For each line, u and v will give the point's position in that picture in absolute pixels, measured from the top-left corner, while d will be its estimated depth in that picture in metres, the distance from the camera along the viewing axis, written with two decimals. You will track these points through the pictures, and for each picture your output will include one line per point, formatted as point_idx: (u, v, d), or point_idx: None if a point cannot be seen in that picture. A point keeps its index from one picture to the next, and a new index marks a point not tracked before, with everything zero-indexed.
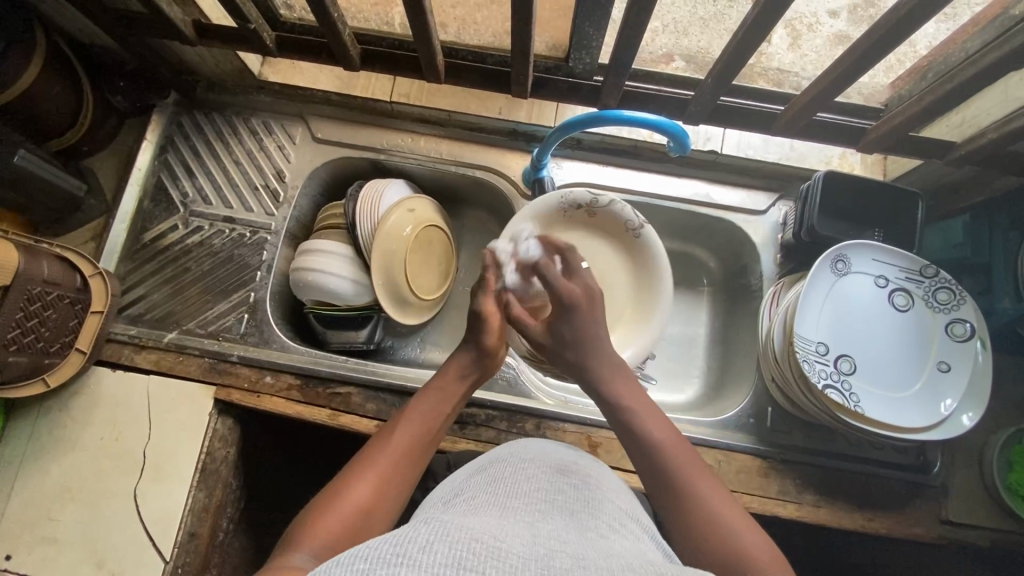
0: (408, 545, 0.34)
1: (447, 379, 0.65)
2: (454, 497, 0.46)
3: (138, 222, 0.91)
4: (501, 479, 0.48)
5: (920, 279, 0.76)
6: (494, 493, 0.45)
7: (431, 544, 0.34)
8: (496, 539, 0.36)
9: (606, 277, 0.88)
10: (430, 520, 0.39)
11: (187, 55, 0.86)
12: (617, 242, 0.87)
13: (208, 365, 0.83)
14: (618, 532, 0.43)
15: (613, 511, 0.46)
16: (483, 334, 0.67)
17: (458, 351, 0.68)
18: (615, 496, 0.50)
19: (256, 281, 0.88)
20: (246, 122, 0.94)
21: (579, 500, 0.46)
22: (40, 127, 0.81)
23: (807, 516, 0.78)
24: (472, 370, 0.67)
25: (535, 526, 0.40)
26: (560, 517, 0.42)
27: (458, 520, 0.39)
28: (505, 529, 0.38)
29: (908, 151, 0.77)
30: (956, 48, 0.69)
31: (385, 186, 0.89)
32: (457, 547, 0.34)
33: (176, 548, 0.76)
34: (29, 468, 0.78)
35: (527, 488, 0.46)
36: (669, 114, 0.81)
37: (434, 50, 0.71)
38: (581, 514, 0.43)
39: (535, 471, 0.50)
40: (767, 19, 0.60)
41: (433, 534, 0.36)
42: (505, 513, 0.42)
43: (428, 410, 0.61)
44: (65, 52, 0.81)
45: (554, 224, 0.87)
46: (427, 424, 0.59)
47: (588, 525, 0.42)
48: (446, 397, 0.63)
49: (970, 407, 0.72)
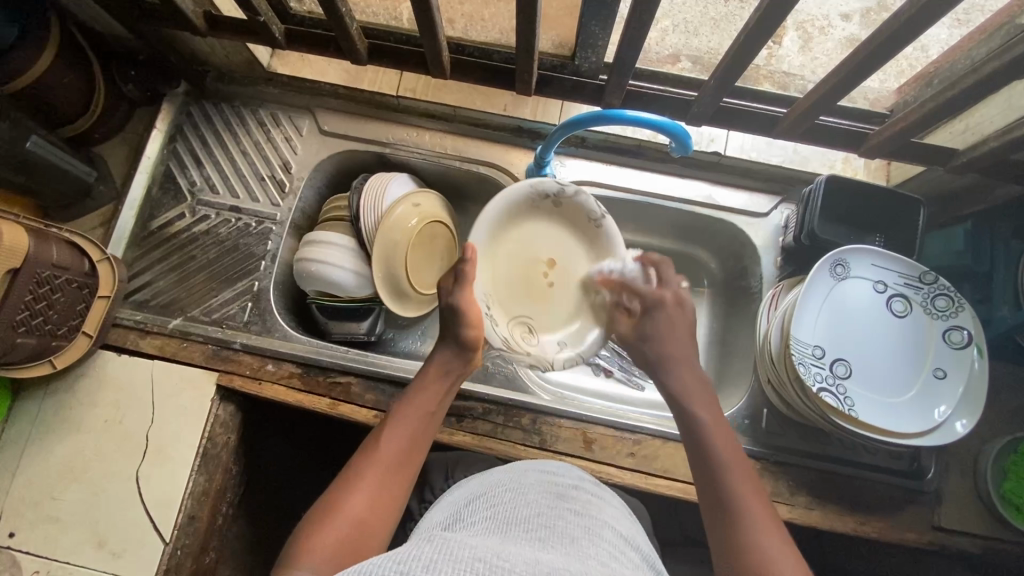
0: (413, 563, 0.37)
1: (427, 380, 0.69)
2: (461, 523, 0.49)
3: (146, 209, 0.92)
4: (505, 506, 0.50)
5: (919, 285, 0.76)
6: (495, 520, 0.48)
7: (436, 562, 0.37)
8: (498, 560, 0.39)
9: (569, 263, 0.80)
10: (435, 540, 0.42)
11: (197, 45, 0.87)
12: (576, 228, 0.80)
13: (211, 352, 0.84)
14: (617, 559, 0.45)
15: (613, 537, 0.48)
16: (460, 328, 0.71)
17: (435, 351, 0.72)
18: (614, 522, 0.51)
19: (261, 270, 0.90)
20: (254, 113, 0.95)
21: (579, 525, 0.48)
22: (52, 113, 0.82)
23: (799, 518, 0.78)
24: (451, 370, 0.71)
25: (536, 550, 0.42)
26: (559, 542, 0.44)
27: (463, 540, 0.42)
28: (506, 550, 0.41)
29: (910, 157, 0.77)
30: (961, 56, 0.69)
31: (389, 180, 0.90)
32: (460, 568, 0.37)
33: (176, 530, 0.77)
34: (34, 448, 0.80)
35: (529, 514, 0.48)
36: (673, 115, 0.82)
37: (440, 45, 0.72)
38: (581, 540, 0.45)
39: (536, 496, 0.52)
40: (771, 21, 0.60)
41: (438, 553, 0.39)
42: (507, 538, 0.44)
43: (412, 417, 0.65)
44: (79, 40, 0.82)
45: (520, 214, 0.79)
46: (411, 427, 0.64)
47: (586, 551, 0.44)
48: (428, 400, 0.67)
49: (964, 414, 0.73)
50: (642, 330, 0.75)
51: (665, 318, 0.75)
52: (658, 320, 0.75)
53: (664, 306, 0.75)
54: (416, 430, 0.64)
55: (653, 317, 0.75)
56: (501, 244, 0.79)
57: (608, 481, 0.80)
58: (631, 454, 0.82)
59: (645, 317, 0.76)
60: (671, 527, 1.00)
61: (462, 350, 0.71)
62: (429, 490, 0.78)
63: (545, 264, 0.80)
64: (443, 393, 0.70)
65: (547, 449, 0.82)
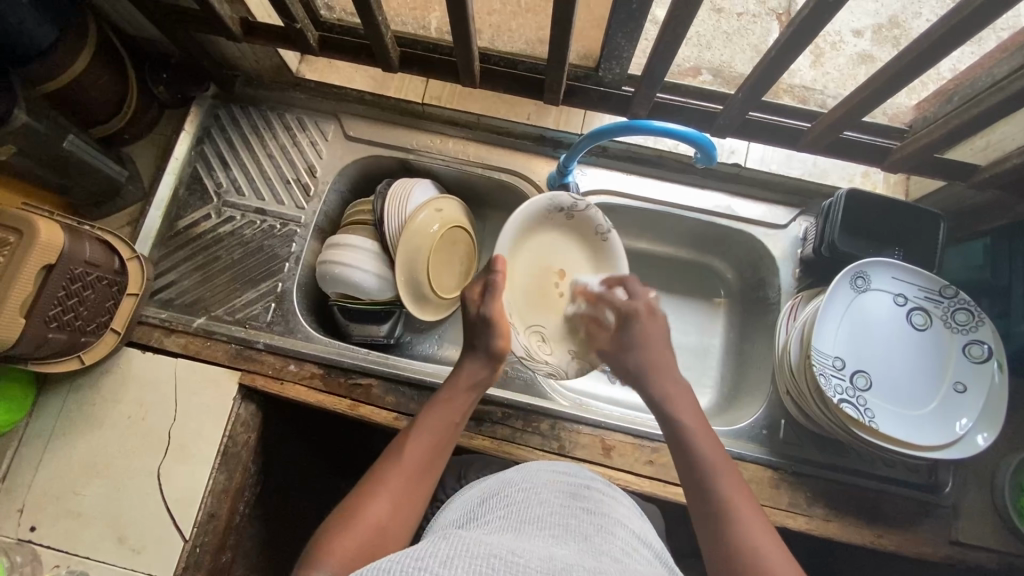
0: (430, 560, 0.38)
1: (454, 389, 0.70)
2: (475, 521, 0.50)
3: (173, 210, 0.93)
4: (518, 503, 0.51)
5: (939, 299, 0.77)
6: (510, 517, 0.48)
7: (452, 559, 0.38)
8: (513, 556, 0.39)
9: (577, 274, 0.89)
10: (450, 537, 0.43)
11: (229, 50, 0.89)
12: (581, 240, 0.88)
13: (234, 351, 0.85)
14: (631, 556, 0.45)
15: (626, 535, 0.49)
16: (491, 339, 0.73)
17: (463, 360, 0.73)
18: (627, 520, 0.52)
19: (284, 272, 0.91)
20: (281, 117, 0.97)
21: (593, 523, 0.48)
22: (86, 113, 0.84)
23: (817, 529, 0.78)
24: (479, 382, 0.72)
25: (550, 546, 0.43)
26: (573, 539, 0.45)
27: (478, 537, 0.42)
28: (520, 546, 0.41)
29: (930, 172, 0.78)
30: (982, 74, 0.70)
31: (413, 186, 0.91)
32: (477, 563, 0.38)
33: (196, 527, 0.78)
34: (56, 443, 0.81)
35: (543, 513, 0.49)
36: (695, 126, 0.83)
37: (472, 55, 0.74)
38: (595, 537, 0.46)
39: (550, 495, 0.52)
40: (800, 37, 0.61)
41: (453, 549, 0.39)
42: (521, 534, 0.45)
43: (438, 424, 0.66)
44: (114, 43, 0.84)
45: (538, 224, 0.86)
46: (434, 436, 0.64)
47: (600, 548, 0.44)
48: (453, 410, 0.68)
49: (985, 428, 0.73)
50: (621, 338, 0.76)
51: (634, 329, 0.75)
52: (625, 324, 0.77)
53: (638, 314, 0.76)
54: (440, 437, 0.65)
55: (632, 325, 0.76)
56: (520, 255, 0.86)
57: (626, 488, 0.81)
58: (649, 461, 0.82)
59: (624, 326, 0.77)
60: (684, 536, 1.00)
61: (491, 359, 0.73)
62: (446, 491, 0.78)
63: (554, 275, 0.88)
64: (468, 402, 0.70)
65: (566, 455, 0.83)
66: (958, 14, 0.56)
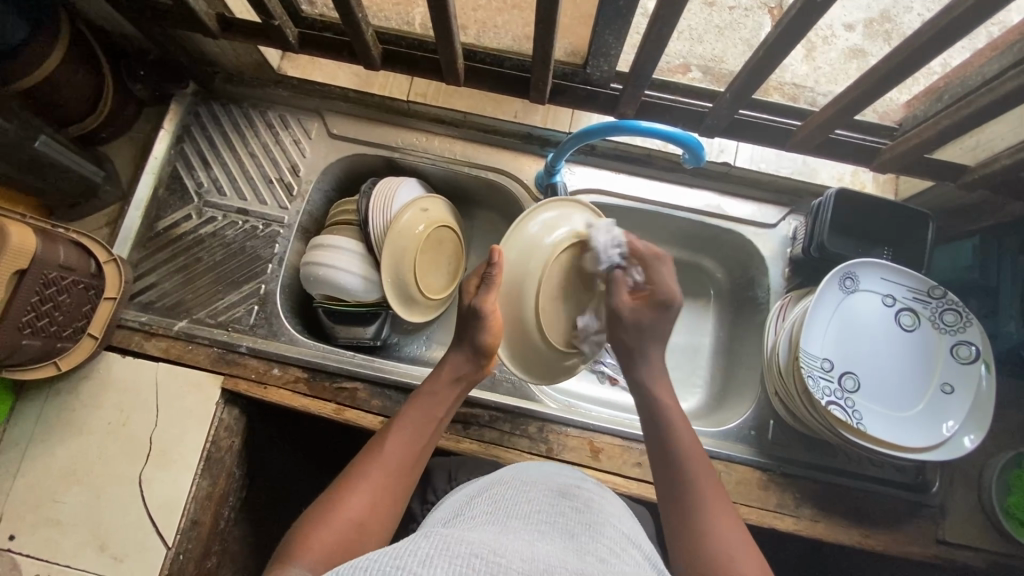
0: (410, 559, 0.36)
1: (441, 382, 0.70)
2: (461, 517, 0.49)
3: (152, 210, 0.91)
4: (505, 502, 0.50)
5: (927, 299, 0.77)
6: (496, 514, 0.48)
7: (431, 558, 0.37)
8: (494, 556, 0.38)
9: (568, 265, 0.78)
10: (432, 536, 0.42)
11: (208, 47, 0.87)
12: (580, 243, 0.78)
13: (217, 355, 0.84)
14: (618, 556, 0.44)
15: (615, 534, 0.48)
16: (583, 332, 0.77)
17: (451, 352, 0.73)
18: (617, 520, 0.51)
19: (267, 273, 0.89)
20: (263, 114, 0.95)
21: (581, 522, 0.47)
22: (61, 111, 0.82)
23: (804, 530, 0.78)
24: (463, 374, 0.71)
25: (534, 545, 0.42)
26: (559, 538, 0.44)
27: (461, 536, 0.41)
28: (503, 546, 0.40)
29: (919, 172, 0.78)
30: (970, 73, 0.69)
31: (398, 185, 0.90)
32: (456, 563, 0.36)
33: (178, 534, 0.77)
34: (36, 449, 0.79)
35: (530, 511, 0.48)
36: (684, 126, 0.82)
37: (455, 52, 0.72)
38: (581, 537, 0.45)
39: (537, 494, 0.51)
40: (786, 39, 0.61)
41: (434, 548, 0.38)
42: (506, 532, 0.44)
43: (422, 421, 0.65)
44: (88, 40, 0.82)
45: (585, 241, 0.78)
46: (417, 437, 0.64)
47: (586, 547, 0.43)
48: (441, 405, 0.68)
49: (971, 429, 0.73)
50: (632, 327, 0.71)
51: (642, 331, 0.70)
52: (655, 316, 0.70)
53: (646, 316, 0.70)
54: (422, 432, 0.64)
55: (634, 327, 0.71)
56: (523, 233, 0.78)
57: (614, 491, 0.80)
58: (638, 463, 0.82)
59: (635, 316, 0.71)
60: None
61: (476, 355, 0.72)
62: (432, 490, 0.76)
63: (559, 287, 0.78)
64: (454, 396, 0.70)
65: (554, 457, 0.82)
66: (948, 16, 0.55)
